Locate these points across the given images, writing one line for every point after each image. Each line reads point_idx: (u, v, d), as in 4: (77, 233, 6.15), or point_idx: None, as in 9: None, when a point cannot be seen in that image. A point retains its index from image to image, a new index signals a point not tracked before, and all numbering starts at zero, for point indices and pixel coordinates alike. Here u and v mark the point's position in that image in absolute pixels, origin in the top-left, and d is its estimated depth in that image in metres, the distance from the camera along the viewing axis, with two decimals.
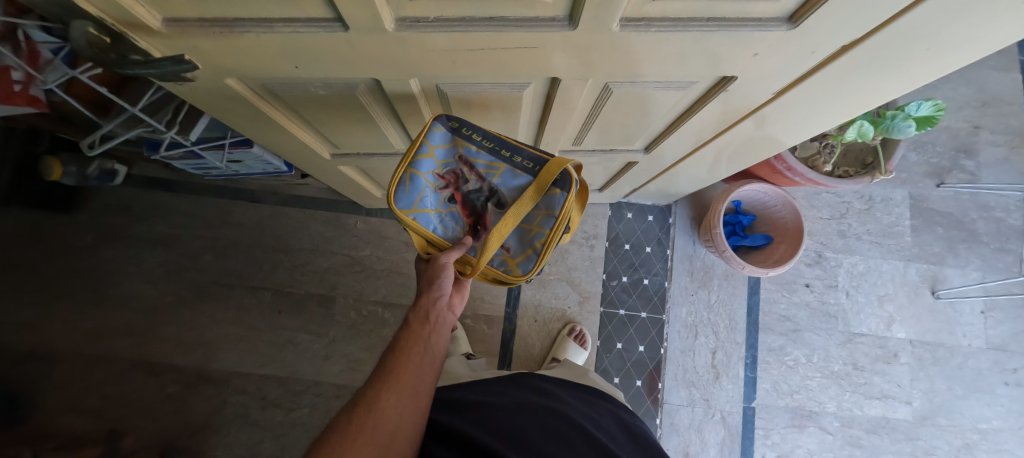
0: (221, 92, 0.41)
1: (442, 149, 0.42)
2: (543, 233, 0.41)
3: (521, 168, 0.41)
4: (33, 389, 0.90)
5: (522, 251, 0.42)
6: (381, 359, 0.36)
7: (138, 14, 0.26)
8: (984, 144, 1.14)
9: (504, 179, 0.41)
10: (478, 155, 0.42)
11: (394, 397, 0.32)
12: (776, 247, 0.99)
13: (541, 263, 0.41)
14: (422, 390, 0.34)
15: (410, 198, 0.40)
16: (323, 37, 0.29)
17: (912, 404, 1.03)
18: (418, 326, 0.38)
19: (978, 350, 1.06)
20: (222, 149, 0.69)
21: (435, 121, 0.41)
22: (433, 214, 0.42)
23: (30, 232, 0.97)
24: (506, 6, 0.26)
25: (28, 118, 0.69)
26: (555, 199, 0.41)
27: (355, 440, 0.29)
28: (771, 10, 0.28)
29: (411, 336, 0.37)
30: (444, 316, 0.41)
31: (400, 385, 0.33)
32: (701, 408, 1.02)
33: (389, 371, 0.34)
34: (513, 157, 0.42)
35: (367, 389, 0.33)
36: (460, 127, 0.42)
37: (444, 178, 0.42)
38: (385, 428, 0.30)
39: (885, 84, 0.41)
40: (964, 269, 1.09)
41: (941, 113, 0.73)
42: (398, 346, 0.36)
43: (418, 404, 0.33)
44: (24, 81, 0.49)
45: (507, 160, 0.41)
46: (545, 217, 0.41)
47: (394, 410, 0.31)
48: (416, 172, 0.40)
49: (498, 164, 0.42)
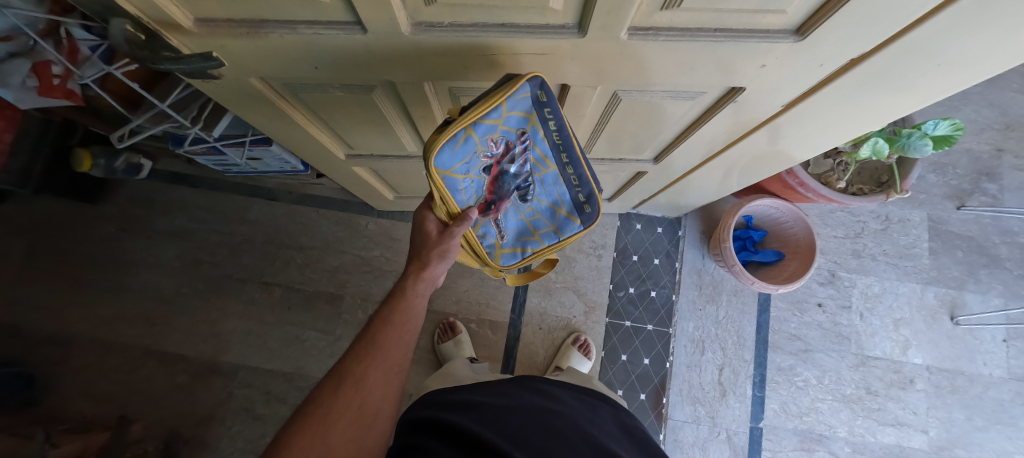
0: (245, 91, 0.43)
1: (515, 118, 0.33)
2: (538, 242, 0.47)
3: (564, 178, 0.40)
4: (51, 372, 0.93)
5: (518, 233, 0.46)
6: (370, 326, 0.37)
7: (172, 14, 0.28)
8: (1007, 168, 1.11)
9: (542, 181, 0.40)
10: (540, 140, 0.36)
11: (380, 377, 0.35)
12: (787, 264, 0.97)
13: (520, 261, 0.48)
14: (405, 368, 0.37)
15: (450, 160, 0.33)
16: (342, 39, 0.31)
17: (928, 433, 0.99)
18: (414, 293, 0.40)
19: (1000, 380, 1.02)
20: (243, 146, 0.71)
21: (527, 84, 0.30)
22: (461, 179, 0.36)
23: (60, 220, 1.01)
24: (518, 12, 0.27)
25: (64, 111, 0.73)
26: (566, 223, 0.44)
27: (341, 416, 0.32)
28: (778, 21, 0.28)
29: (409, 305, 0.39)
30: (434, 283, 0.42)
31: (388, 362, 0.36)
32: (705, 426, 0.99)
33: (377, 346, 0.35)
34: (568, 166, 0.39)
35: (355, 363, 0.34)
36: (546, 101, 0.33)
37: (492, 146, 0.35)
38: (370, 407, 0.34)
39: (898, 99, 0.40)
40: (986, 296, 1.05)
41: (959, 133, 0.72)
42: (390, 319, 0.37)
43: (400, 380, 0.37)
44: (63, 75, 0.52)
45: (560, 165, 0.39)
46: (549, 232, 0.45)
47: (378, 390, 0.34)
48: (472, 134, 0.32)
49: (548, 163, 0.39)
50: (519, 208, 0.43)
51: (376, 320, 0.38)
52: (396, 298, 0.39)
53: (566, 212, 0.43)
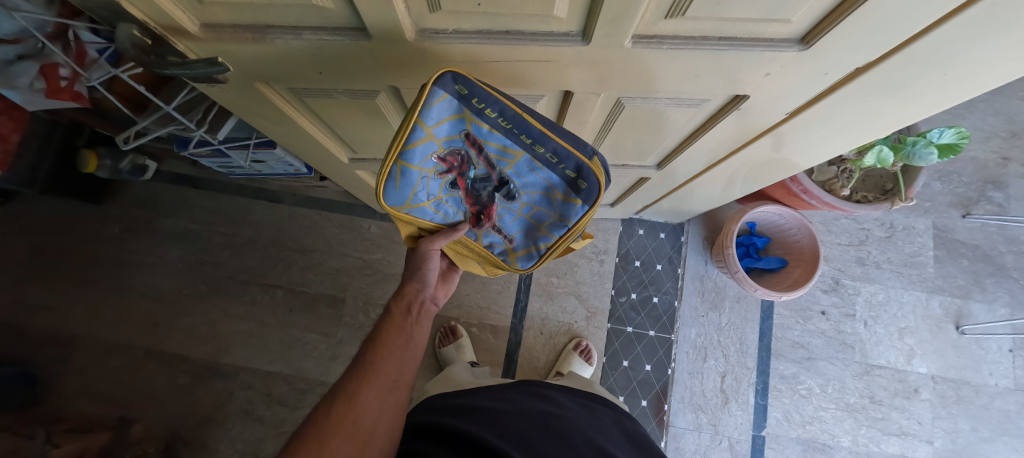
0: (251, 96, 0.43)
1: (442, 126, 0.27)
2: (551, 239, 0.40)
3: (542, 163, 0.30)
4: (54, 371, 0.93)
5: (528, 236, 0.41)
6: (362, 349, 0.37)
7: (177, 18, 0.28)
8: (1013, 176, 1.10)
9: (517, 172, 0.33)
10: (489, 136, 0.29)
11: (374, 393, 0.34)
12: (791, 271, 0.96)
13: (541, 261, 0.44)
14: (400, 384, 0.36)
15: (401, 194, 0.32)
16: (347, 45, 0.31)
17: (933, 444, 0.98)
18: (404, 315, 0.41)
19: (1006, 391, 1.00)
20: (246, 148, 0.72)
21: (435, 87, 0.23)
22: (428, 204, 0.36)
23: (66, 220, 1.02)
24: (522, 19, 0.27)
25: (70, 112, 0.74)
26: (572, 209, 0.35)
27: (336, 432, 0.30)
28: (783, 31, 0.28)
29: (396, 324, 0.40)
30: (425, 307, 0.44)
31: (379, 378, 0.35)
32: (707, 434, 0.98)
33: (370, 362, 0.36)
34: (537, 146, 0.29)
35: (347, 382, 0.34)
36: (474, 92, 0.25)
37: (445, 161, 0.31)
38: (364, 424, 0.32)
39: (903, 108, 0.40)
40: (991, 305, 1.04)
41: (965, 141, 0.71)
42: (381, 337, 0.38)
43: (395, 396, 0.35)
44: (70, 77, 0.53)
45: (527, 149, 0.29)
46: (556, 222, 0.37)
47: (374, 404, 0.33)
48: (407, 167, 0.29)
49: (514, 153, 0.30)
50: (513, 206, 0.37)
51: (369, 342, 0.38)
52: (388, 319, 0.40)
53: (562, 196, 0.34)
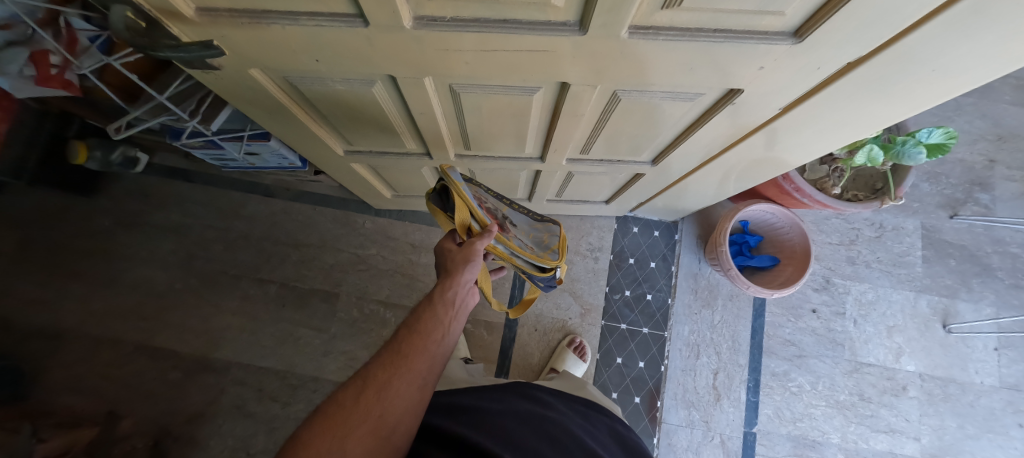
0: (245, 83, 0.43)
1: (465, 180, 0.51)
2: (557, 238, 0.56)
3: (517, 210, 0.58)
4: (39, 366, 0.92)
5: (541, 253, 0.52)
6: (398, 335, 0.34)
7: (174, 3, 0.28)
8: (999, 178, 1.12)
9: (509, 212, 0.55)
10: (487, 194, 0.54)
11: (404, 388, 0.30)
12: (782, 269, 0.97)
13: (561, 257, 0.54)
14: (429, 382, 0.33)
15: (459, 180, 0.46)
16: (342, 32, 0.31)
17: (920, 441, 0.99)
18: (442, 306, 0.37)
19: (991, 388, 1.02)
20: (240, 140, 0.71)
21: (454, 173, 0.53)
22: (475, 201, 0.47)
23: (53, 213, 1.00)
24: (517, 8, 0.27)
25: (59, 102, 0.73)
26: (550, 228, 0.59)
27: (359, 424, 0.27)
28: (776, 24, 0.28)
29: (432, 315, 0.36)
30: (466, 301, 0.40)
31: (411, 372, 0.31)
32: (699, 430, 0.99)
33: (405, 353, 0.32)
34: (508, 202, 0.57)
35: (380, 368, 0.31)
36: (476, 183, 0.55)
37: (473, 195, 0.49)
38: (389, 418, 0.29)
39: (892, 106, 0.41)
40: (977, 305, 1.06)
41: (952, 141, 0.73)
42: (419, 327, 0.35)
43: (423, 396, 0.32)
44: (61, 65, 0.52)
45: (507, 203, 0.56)
46: (549, 235, 0.57)
47: (402, 401, 0.30)
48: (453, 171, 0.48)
49: (501, 204, 0.56)
50: (518, 229, 0.54)
51: (404, 330, 0.35)
52: (427, 307, 0.37)
53: (539, 224, 0.58)
